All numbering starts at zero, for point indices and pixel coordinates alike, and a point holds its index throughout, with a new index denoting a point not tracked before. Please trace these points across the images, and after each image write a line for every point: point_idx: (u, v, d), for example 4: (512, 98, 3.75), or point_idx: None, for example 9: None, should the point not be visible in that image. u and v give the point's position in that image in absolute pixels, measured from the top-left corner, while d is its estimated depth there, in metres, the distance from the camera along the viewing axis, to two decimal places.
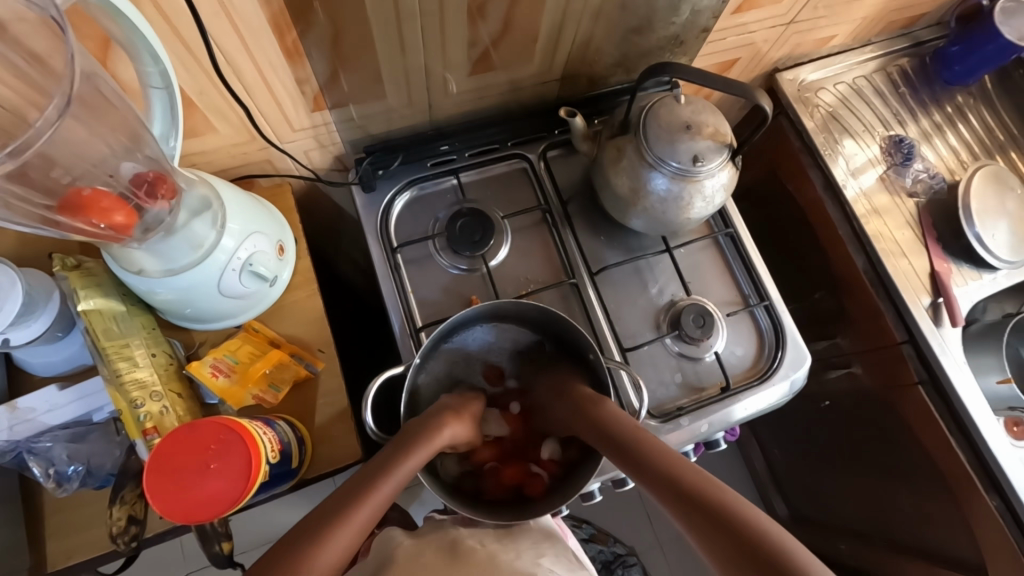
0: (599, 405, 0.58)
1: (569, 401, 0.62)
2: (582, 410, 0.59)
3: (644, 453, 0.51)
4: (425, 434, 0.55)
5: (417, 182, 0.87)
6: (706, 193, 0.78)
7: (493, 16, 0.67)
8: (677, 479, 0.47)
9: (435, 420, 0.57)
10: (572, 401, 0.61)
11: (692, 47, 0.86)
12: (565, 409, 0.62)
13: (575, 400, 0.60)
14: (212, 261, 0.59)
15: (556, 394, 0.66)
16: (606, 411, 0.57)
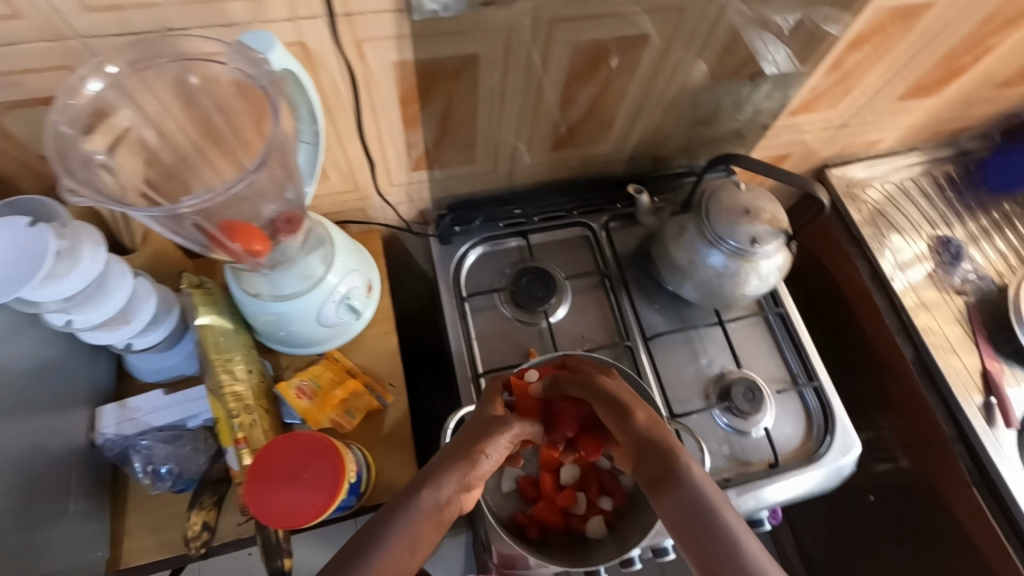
0: (654, 428, 0.57)
1: (640, 412, 0.58)
2: (655, 441, 0.55)
3: (671, 477, 0.51)
4: (454, 468, 0.53)
5: (490, 240, 0.95)
6: (760, 272, 0.84)
7: (581, 104, 0.77)
8: (698, 510, 0.48)
9: (451, 454, 0.54)
10: (648, 416, 0.57)
11: (751, 141, 0.94)
12: (636, 413, 0.58)
13: (653, 424, 0.57)
14: (318, 292, 0.67)
15: (618, 391, 0.61)
16: (669, 449, 0.54)
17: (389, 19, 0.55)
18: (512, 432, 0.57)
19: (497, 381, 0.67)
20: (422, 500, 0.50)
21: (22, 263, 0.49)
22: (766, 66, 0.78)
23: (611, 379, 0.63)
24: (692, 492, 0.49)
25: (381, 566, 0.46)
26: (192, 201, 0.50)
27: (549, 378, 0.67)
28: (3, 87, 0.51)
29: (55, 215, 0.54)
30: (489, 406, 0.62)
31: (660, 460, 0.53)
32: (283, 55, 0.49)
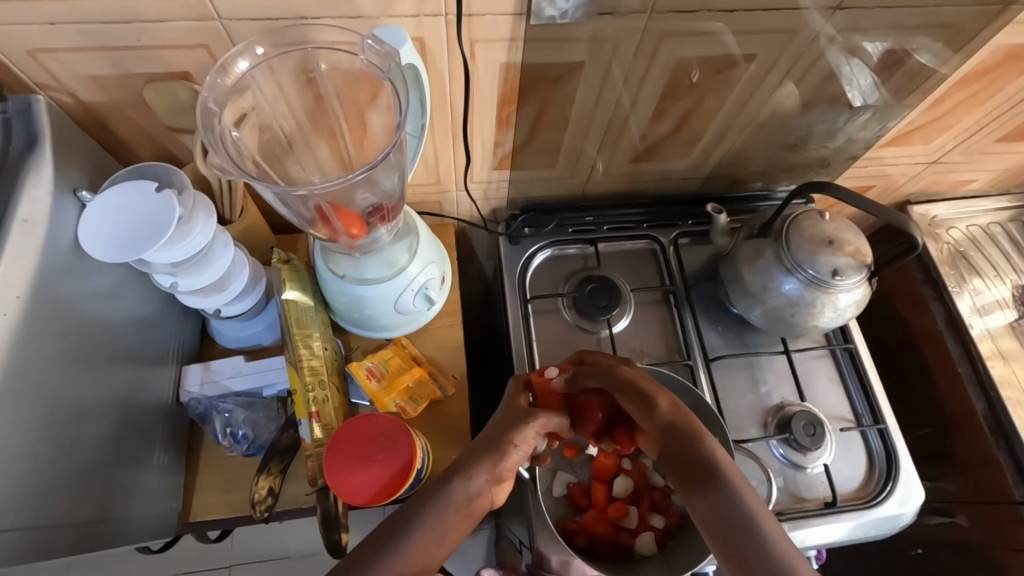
0: (680, 417, 0.58)
1: (664, 401, 0.59)
2: (677, 425, 0.57)
3: (698, 467, 0.54)
4: (482, 461, 0.54)
5: (557, 244, 0.95)
6: (837, 305, 0.81)
7: (672, 118, 0.76)
8: (722, 497, 0.51)
9: (482, 445, 0.56)
10: (672, 404, 0.59)
11: (836, 170, 0.92)
12: (659, 402, 0.59)
13: (676, 414, 0.58)
14: (400, 280, 0.69)
15: (641, 380, 0.62)
16: (695, 436, 0.56)
17: (507, 22, 0.56)
18: (539, 424, 0.58)
19: (516, 379, 0.65)
20: (453, 491, 0.52)
21: (148, 227, 0.52)
22: (858, 100, 0.77)
23: (633, 368, 0.63)
24: (719, 480, 0.52)
25: (421, 539, 0.49)
26: (320, 184, 0.52)
27: (571, 369, 0.65)
28: (145, 59, 0.55)
29: (169, 176, 0.57)
30: (512, 403, 0.61)
31: (687, 449, 0.55)
32: (411, 52, 0.52)
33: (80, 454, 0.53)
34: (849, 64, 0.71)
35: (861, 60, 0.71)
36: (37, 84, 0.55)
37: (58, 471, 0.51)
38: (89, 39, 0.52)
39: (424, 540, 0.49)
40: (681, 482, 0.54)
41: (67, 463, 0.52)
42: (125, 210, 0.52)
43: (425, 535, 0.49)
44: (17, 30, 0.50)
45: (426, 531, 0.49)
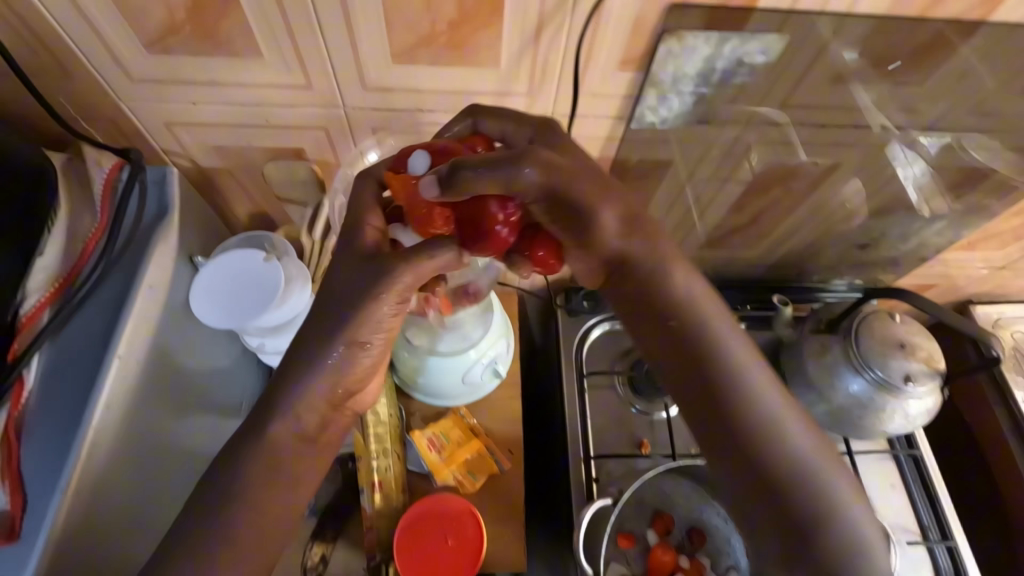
0: (637, 241, 0.47)
1: (608, 213, 0.45)
2: (635, 257, 0.47)
3: (648, 303, 0.47)
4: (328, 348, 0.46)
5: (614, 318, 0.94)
6: (907, 411, 0.79)
7: (748, 212, 0.77)
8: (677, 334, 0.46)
9: (299, 346, 0.47)
10: (621, 224, 0.46)
11: (904, 268, 0.91)
12: (598, 205, 0.44)
13: (626, 227, 0.46)
14: (470, 354, 0.70)
15: (560, 169, 0.43)
16: (653, 265, 0.47)
17: (608, 123, 0.58)
18: (439, 260, 0.45)
19: (371, 183, 0.49)
20: (273, 431, 0.46)
21: (259, 293, 0.54)
22: (922, 208, 0.75)
23: (552, 149, 0.44)
24: (671, 311, 0.46)
25: (251, 473, 0.45)
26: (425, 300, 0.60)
27: (449, 163, 0.41)
28: (266, 134, 0.58)
29: (263, 241, 0.59)
30: (369, 230, 0.47)
31: (639, 281, 0.47)
32: None
33: (176, 501, 0.53)
34: (916, 169, 0.70)
35: (927, 167, 0.70)
36: (164, 150, 0.59)
37: (155, 526, 0.50)
38: (221, 115, 0.55)
39: (258, 481, 0.45)
40: (628, 314, 0.49)
41: (163, 514, 0.52)
42: (236, 278, 0.55)
43: (262, 488, 0.45)
44: (163, 107, 0.54)
45: (253, 475, 0.45)
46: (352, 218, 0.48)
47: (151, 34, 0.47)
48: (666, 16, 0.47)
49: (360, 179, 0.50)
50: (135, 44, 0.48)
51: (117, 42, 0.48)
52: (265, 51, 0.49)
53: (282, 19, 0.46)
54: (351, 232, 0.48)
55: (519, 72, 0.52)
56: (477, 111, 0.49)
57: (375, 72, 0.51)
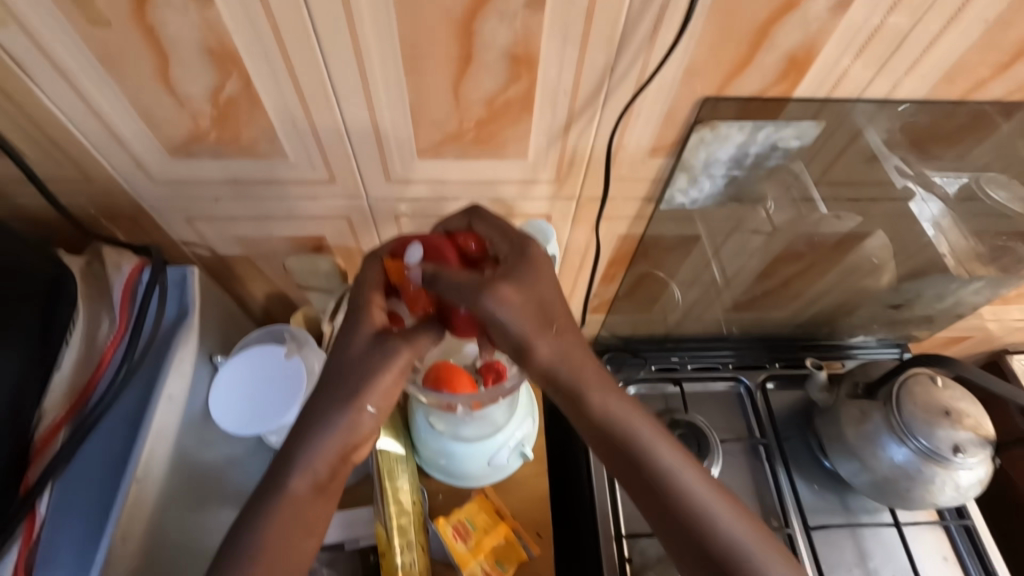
0: (568, 356, 0.45)
1: (544, 347, 0.43)
2: (565, 373, 0.45)
3: (581, 408, 0.45)
4: (332, 407, 0.42)
5: (641, 381, 0.90)
6: (958, 483, 0.74)
7: (778, 277, 0.75)
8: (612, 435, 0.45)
9: (314, 410, 0.43)
10: (551, 352, 0.43)
11: (939, 324, 0.88)
12: (537, 345, 0.43)
13: (562, 346, 0.44)
14: (497, 438, 0.67)
15: (518, 305, 0.41)
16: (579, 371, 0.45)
17: (636, 203, 0.57)
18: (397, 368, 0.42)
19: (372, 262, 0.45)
20: (293, 486, 0.41)
21: (280, 390, 0.52)
22: (953, 265, 0.73)
23: (518, 288, 0.41)
24: (600, 413, 0.45)
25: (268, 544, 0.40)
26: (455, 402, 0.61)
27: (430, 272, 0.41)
28: (287, 225, 0.57)
29: (282, 333, 0.57)
30: (369, 320, 0.43)
31: (569, 389, 0.45)
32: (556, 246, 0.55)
33: None
34: (947, 224, 0.69)
35: (959, 221, 0.69)
36: (183, 241, 0.58)
37: None
38: (242, 210, 0.54)
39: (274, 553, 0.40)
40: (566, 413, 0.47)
41: None
42: (258, 374, 0.53)
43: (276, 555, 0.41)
44: (184, 204, 0.53)
45: (275, 536, 0.41)
46: (354, 298, 0.45)
47: (175, 141, 0.46)
48: (700, 108, 0.46)
49: (365, 257, 0.46)
50: (159, 150, 0.47)
51: (142, 149, 0.47)
52: (290, 152, 0.48)
53: (308, 124, 0.46)
54: (356, 314, 0.44)
55: (547, 161, 0.51)
56: (480, 214, 0.47)
57: (400, 167, 0.50)
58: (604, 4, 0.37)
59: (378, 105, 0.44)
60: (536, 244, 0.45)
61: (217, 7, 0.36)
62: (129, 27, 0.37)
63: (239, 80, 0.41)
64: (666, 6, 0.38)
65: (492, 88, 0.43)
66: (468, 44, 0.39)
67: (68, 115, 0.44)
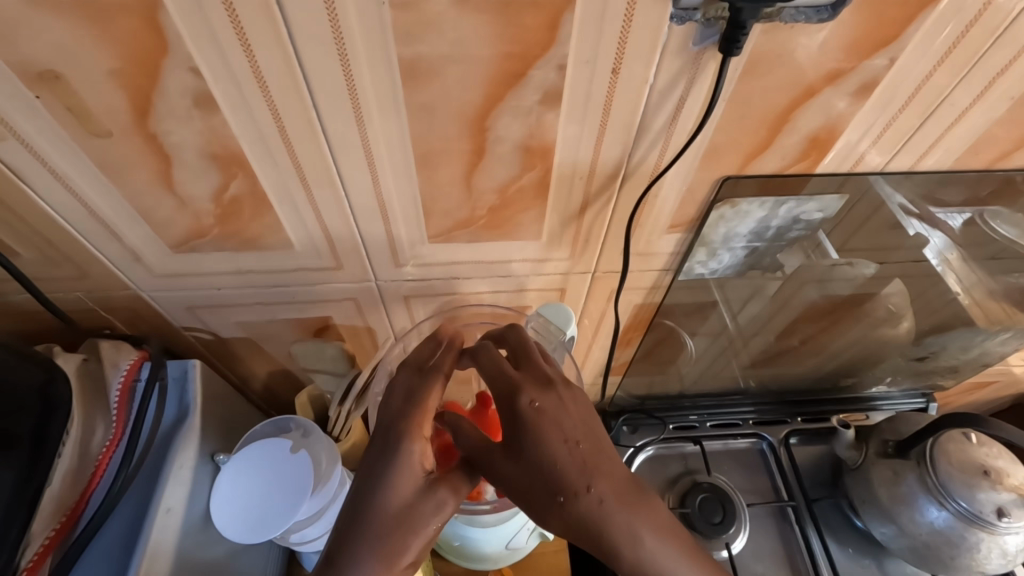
0: (595, 508, 0.35)
1: (556, 514, 0.36)
2: (596, 528, 0.35)
3: (616, 560, 0.36)
4: (364, 565, 0.35)
5: (659, 443, 0.86)
6: (1004, 547, 0.69)
7: (798, 335, 0.73)
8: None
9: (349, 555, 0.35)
10: (565, 522, 0.35)
11: (963, 374, 0.85)
12: (549, 519, 0.36)
13: (590, 500, 0.36)
14: (513, 522, 0.61)
15: (520, 477, 0.37)
16: (609, 523, 0.35)
17: (652, 275, 0.55)
18: (427, 536, 0.37)
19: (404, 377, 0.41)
20: None
21: (286, 492, 0.48)
22: (984, 318, 0.72)
23: (516, 458, 0.37)
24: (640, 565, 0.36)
25: None
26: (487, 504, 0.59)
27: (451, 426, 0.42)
28: (293, 310, 0.55)
29: (288, 424, 0.54)
30: (409, 473, 0.37)
31: (597, 543, 0.36)
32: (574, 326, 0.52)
33: None
34: (972, 279, 0.68)
35: (984, 278, 0.68)
36: (185, 327, 0.56)
37: None
38: (246, 298, 0.52)
39: None
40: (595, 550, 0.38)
41: None
42: (260, 474, 0.49)
43: None
44: (186, 294, 0.51)
45: None
46: (388, 420, 0.39)
47: (178, 238, 0.44)
48: (718, 188, 0.44)
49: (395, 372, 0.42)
50: (161, 247, 0.45)
51: (143, 246, 0.45)
52: (296, 242, 0.46)
53: (316, 218, 0.44)
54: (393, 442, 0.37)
55: (561, 240, 0.49)
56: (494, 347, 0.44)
57: (409, 251, 0.49)
58: (622, 97, 0.36)
59: (387, 198, 0.43)
60: (530, 391, 0.39)
61: (223, 114, 0.35)
62: (131, 136, 0.36)
63: (244, 179, 0.40)
64: (685, 96, 0.37)
65: (505, 177, 0.42)
66: (482, 137, 0.38)
67: (67, 219, 0.42)
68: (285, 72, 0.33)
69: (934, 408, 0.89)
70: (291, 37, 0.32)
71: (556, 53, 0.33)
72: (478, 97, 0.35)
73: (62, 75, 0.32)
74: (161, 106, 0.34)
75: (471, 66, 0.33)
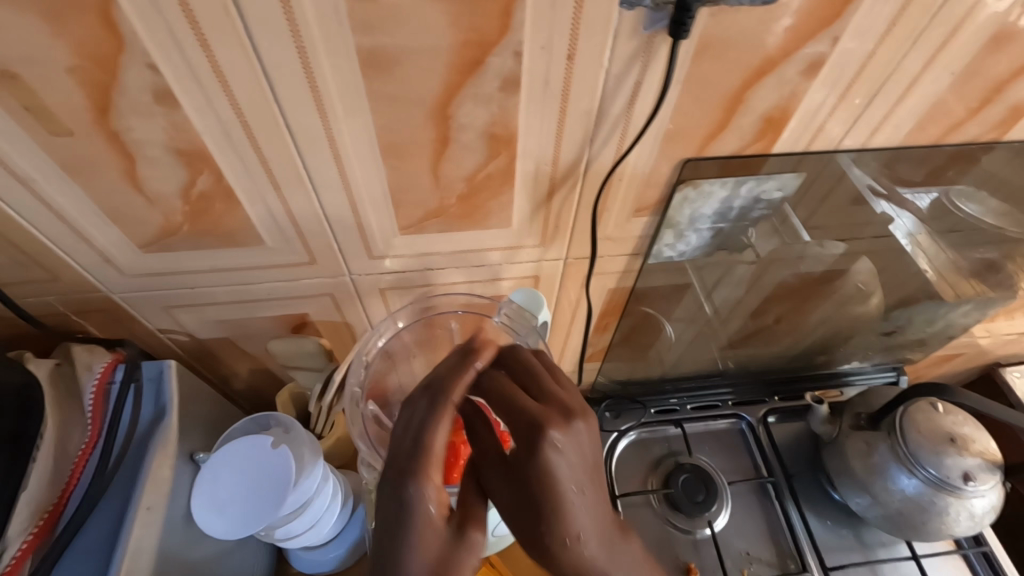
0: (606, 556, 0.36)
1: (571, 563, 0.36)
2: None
3: None
4: None
5: (641, 428, 0.88)
6: (971, 510, 0.72)
7: (769, 315, 0.75)
8: None
9: None
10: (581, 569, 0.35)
11: (930, 346, 0.88)
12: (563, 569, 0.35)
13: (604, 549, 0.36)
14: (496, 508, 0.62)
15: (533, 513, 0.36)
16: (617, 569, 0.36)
17: (623, 260, 0.56)
18: None
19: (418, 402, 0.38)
20: None
21: (265, 493, 0.49)
22: (948, 292, 0.74)
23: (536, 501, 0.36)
24: None
25: None
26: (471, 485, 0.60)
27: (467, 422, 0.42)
28: (268, 307, 0.55)
29: (268, 421, 0.54)
30: (433, 519, 0.34)
31: None
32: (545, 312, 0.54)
33: None
34: (934, 252, 0.70)
35: (947, 251, 0.71)
36: (160, 329, 0.55)
37: None
38: (220, 296, 0.52)
39: None
40: None
41: None
42: (240, 475, 0.49)
43: None
44: (159, 295, 0.51)
45: None
46: (406, 461, 0.35)
47: (147, 238, 0.45)
48: (681, 170, 0.46)
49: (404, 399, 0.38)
50: (130, 247, 0.45)
51: (112, 247, 0.45)
52: (267, 238, 0.46)
53: (286, 213, 0.44)
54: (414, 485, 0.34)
55: (531, 227, 0.50)
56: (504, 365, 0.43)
57: (381, 244, 0.49)
58: (580, 82, 0.37)
59: (355, 190, 0.43)
60: (556, 428, 0.37)
61: (185, 110, 0.35)
62: (93, 135, 0.36)
63: (210, 176, 0.40)
64: (640, 80, 0.38)
65: (472, 165, 0.42)
66: (445, 126, 0.39)
67: (32, 222, 0.42)
68: (246, 67, 0.34)
69: (905, 380, 0.91)
70: (249, 32, 0.32)
71: (512, 41, 0.34)
72: (438, 87, 0.36)
73: (18, 74, 0.32)
74: (121, 104, 0.34)
75: (428, 55, 0.34)
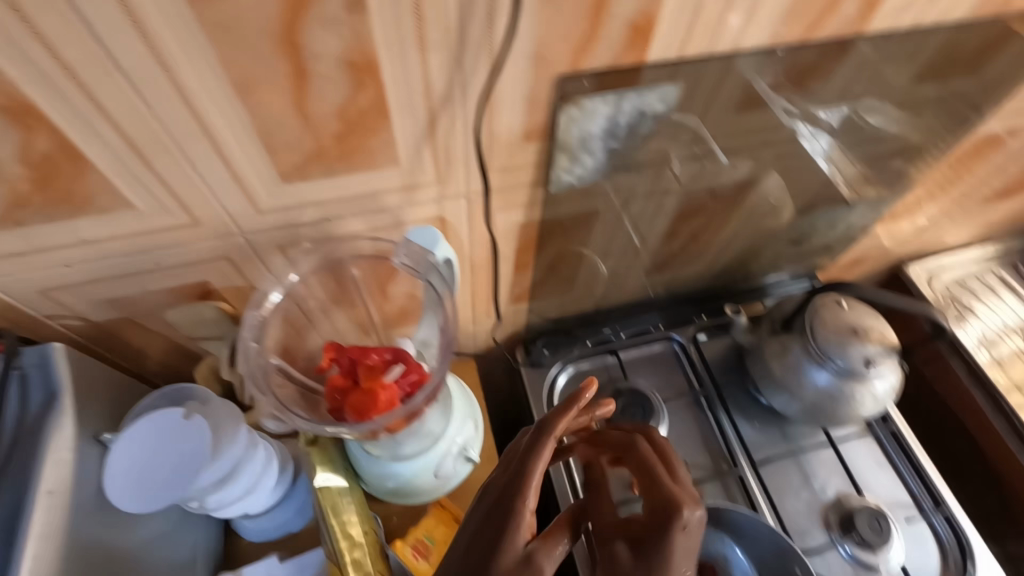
0: None
1: None
2: None
3: None
4: None
5: (579, 361, 0.91)
6: (874, 392, 0.79)
7: (683, 235, 0.77)
8: None
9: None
10: None
11: (837, 251, 0.94)
12: None
13: None
14: (437, 448, 0.65)
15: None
16: None
17: (525, 191, 0.56)
18: None
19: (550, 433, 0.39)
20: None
21: (176, 464, 0.48)
22: (848, 192, 0.78)
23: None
24: None
25: None
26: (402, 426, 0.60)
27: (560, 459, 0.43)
28: (161, 278, 0.52)
29: (183, 393, 0.54)
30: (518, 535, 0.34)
31: None
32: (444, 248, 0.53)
33: None
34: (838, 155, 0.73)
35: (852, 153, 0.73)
36: (46, 314, 0.52)
37: None
38: (102, 271, 0.49)
39: None
40: None
41: None
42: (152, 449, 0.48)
43: None
44: (35, 276, 0.48)
45: None
46: (519, 477, 0.36)
47: None
48: (559, 87, 0.45)
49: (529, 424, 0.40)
50: None
51: None
52: (135, 199, 0.44)
53: (150, 169, 0.42)
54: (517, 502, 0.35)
55: (421, 163, 0.49)
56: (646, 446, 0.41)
57: (266, 195, 0.47)
58: None
59: (220, 135, 0.41)
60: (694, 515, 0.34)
61: None
62: None
63: (48, 134, 0.37)
64: None
65: (338, 99, 0.41)
66: (298, 57, 0.37)
67: None
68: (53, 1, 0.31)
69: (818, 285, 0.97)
70: None
71: None
72: (277, 11, 0.34)
73: None
74: None
75: None
